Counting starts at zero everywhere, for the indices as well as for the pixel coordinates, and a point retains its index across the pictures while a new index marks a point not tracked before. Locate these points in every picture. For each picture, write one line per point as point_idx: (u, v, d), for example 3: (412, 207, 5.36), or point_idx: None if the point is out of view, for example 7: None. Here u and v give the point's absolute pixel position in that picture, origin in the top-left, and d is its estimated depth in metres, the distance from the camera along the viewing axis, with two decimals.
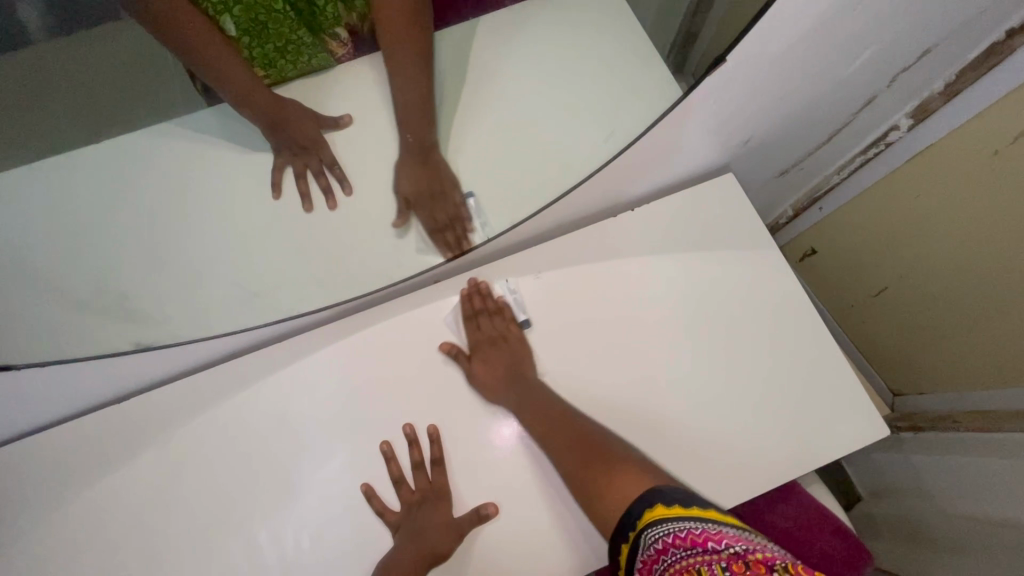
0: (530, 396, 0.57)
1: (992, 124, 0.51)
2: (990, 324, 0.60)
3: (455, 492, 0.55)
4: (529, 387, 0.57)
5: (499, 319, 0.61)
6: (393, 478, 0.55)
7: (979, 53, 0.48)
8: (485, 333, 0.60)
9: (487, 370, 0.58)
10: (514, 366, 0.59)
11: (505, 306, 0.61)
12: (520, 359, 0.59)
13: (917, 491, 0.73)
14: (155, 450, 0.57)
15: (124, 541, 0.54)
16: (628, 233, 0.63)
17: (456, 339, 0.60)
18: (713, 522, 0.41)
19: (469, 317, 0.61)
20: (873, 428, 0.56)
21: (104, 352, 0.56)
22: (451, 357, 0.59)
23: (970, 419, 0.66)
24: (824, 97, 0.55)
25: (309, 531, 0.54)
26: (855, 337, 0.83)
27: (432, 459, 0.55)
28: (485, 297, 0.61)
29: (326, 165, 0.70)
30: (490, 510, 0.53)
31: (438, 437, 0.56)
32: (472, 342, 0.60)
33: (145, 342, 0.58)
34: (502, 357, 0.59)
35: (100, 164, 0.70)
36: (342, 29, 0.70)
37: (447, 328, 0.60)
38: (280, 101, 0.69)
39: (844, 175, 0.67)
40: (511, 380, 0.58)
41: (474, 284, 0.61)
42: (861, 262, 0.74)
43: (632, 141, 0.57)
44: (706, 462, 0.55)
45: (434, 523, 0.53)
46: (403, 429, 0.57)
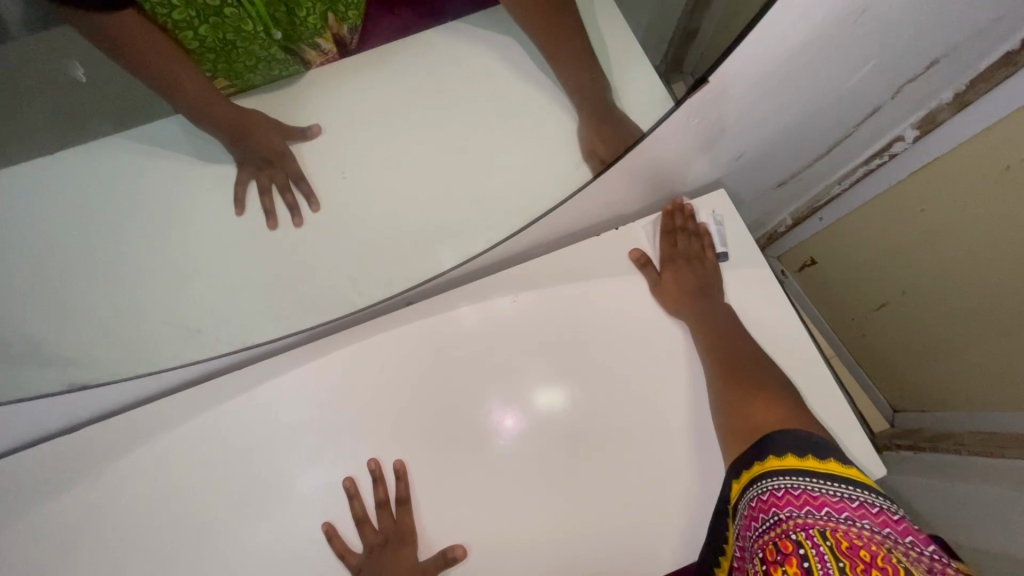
0: (716, 317, 0.59)
1: (1003, 138, 0.55)
2: (1002, 331, 0.66)
3: (416, 533, 0.57)
4: (718, 313, 0.60)
5: (697, 240, 0.63)
6: (356, 517, 0.58)
7: (990, 64, 0.51)
8: (682, 250, 0.62)
9: (677, 282, 0.61)
10: (703, 284, 0.61)
11: (706, 232, 0.62)
12: (708, 278, 0.61)
13: (937, 521, 0.73)
14: (94, 482, 0.60)
15: (72, 564, 0.58)
16: (615, 257, 0.63)
17: (647, 250, 0.64)
18: (760, 489, 0.47)
19: (669, 233, 0.63)
20: (866, 460, 0.56)
21: (45, 393, 0.61)
22: (637, 264, 0.63)
23: (972, 445, 0.73)
24: (825, 108, 0.55)
25: (266, 566, 0.57)
26: (858, 348, 0.92)
27: (397, 499, 0.58)
28: (688, 219, 0.63)
29: (292, 179, 0.78)
30: (459, 552, 0.56)
31: (404, 474, 0.59)
32: (665, 254, 0.63)
33: (81, 382, 0.63)
34: (693, 274, 0.61)
35: (75, 187, 0.80)
36: (323, 41, 0.78)
37: (642, 236, 0.64)
38: (244, 111, 0.77)
39: (845, 186, 0.74)
40: (699, 294, 0.60)
41: (681, 203, 0.63)
42: (868, 278, 0.81)
43: (637, 142, 0.55)
44: None
45: (402, 565, 0.56)
46: (368, 463, 0.59)
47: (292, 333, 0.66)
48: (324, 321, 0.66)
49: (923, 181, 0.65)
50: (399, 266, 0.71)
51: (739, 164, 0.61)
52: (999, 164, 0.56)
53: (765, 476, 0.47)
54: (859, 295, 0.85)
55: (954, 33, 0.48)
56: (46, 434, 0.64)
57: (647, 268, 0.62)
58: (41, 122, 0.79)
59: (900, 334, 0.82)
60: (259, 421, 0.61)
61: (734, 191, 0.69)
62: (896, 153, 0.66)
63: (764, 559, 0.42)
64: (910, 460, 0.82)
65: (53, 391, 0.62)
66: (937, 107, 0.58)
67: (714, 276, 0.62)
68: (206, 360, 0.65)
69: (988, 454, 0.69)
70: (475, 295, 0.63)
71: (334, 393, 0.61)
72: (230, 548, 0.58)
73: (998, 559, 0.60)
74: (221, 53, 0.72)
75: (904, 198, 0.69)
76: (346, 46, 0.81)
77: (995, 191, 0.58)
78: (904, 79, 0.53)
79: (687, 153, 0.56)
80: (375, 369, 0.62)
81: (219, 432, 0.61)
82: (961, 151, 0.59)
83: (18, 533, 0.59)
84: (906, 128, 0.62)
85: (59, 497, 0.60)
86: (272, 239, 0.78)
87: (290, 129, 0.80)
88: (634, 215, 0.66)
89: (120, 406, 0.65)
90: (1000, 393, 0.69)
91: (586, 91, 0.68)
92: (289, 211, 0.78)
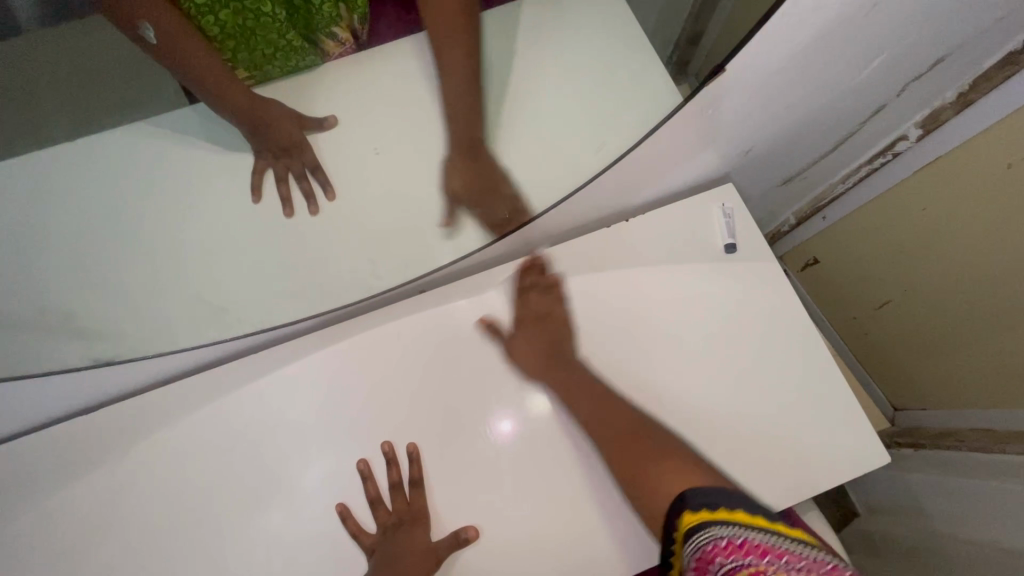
0: (569, 375, 0.61)
1: (1007, 135, 0.56)
2: (1004, 329, 0.67)
3: (430, 514, 0.58)
4: (567, 371, 0.61)
5: (549, 297, 0.64)
6: (369, 498, 0.59)
7: (994, 63, 0.53)
8: (534, 308, 0.64)
9: (528, 346, 0.63)
10: (552, 344, 0.63)
11: (558, 282, 0.64)
12: (558, 336, 0.63)
13: (943, 515, 0.74)
14: (111, 464, 0.60)
15: (85, 548, 0.58)
16: (637, 247, 0.64)
17: (496, 313, 0.64)
18: (714, 531, 0.43)
19: (521, 291, 0.65)
20: (873, 448, 0.57)
21: (66, 368, 0.61)
22: (488, 330, 0.63)
23: (973, 440, 0.74)
24: (833, 104, 0.56)
25: (279, 551, 0.57)
26: (858, 346, 0.94)
27: (410, 480, 0.58)
28: (542, 271, 0.65)
29: (309, 169, 0.80)
30: (471, 533, 0.56)
31: (417, 457, 0.59)
32: (515, 318, 0.64)
33: (103, 358, 0.63)
34: (544, 333, 0.63)
35: (90, 171, 0.80)
36: (340, 30, 0.79)
37: (493, 295, 0.64)
38: (263, 102, 0.79)
39: (848, 185, 0.75)
40: (547, 353, 0.62)
41: (533, 258, 0.65)
42: (870, 277, 0.82)
43: (644, 137, 0.57)
44: (803, 442, 0.57)
45: (416, 543, 0.57)
46: (381, 446, 0.60)
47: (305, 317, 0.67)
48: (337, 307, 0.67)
49: (926, 181, 0.67)
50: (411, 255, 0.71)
51: (746, 159, 0.62)
52: (1000, 162, 0.58)
53: (718, 523, 0.44)
54: (861, 293, 0.86)
55: (962, 30, 0.49)
56: (67, 412, 0.64)
57: (497, 335, 0.63)
58: (73, 102, 0.80)
59: (901, 334, 0.83)
60: (273, 403, 0.61)
61: (740, 186, 0.70)
62: (900, 152, 0.67)
63: None
64: (913, 458, 0.83)
65: (75, 365, 0.62)
66: (940, 106, 0.60)
67: (566, 334, 0.63)
68: (225, 341, 0.65)
69: (992, 448, 0.70)
70: (484, 285, 0.64)
71: (350, 378, 0.62)
72: (243, 531, 0.58)
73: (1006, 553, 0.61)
74: (240, 40, 0.73)
75: (905, 197, 0.70)
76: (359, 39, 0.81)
77: (996, 188, 0.60)
78: (909, 76, 0.54)
79: (696, 149, 0.58)
80: (388, 357, 0.62)
81: (238, 412, 0.61)
82: (965, 149, 0.60)
83: (36, 513, 0.59)
84: (910, 127, 0.64)
85: (79, 475, 0.60)
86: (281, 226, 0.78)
87: (305, 120, 0.81)
88: (641, 210, 0.67)
89: (139, 386, 0.65)
90: (1001, 390, 0.70)
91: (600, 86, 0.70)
92: (306, 199, 0.79)
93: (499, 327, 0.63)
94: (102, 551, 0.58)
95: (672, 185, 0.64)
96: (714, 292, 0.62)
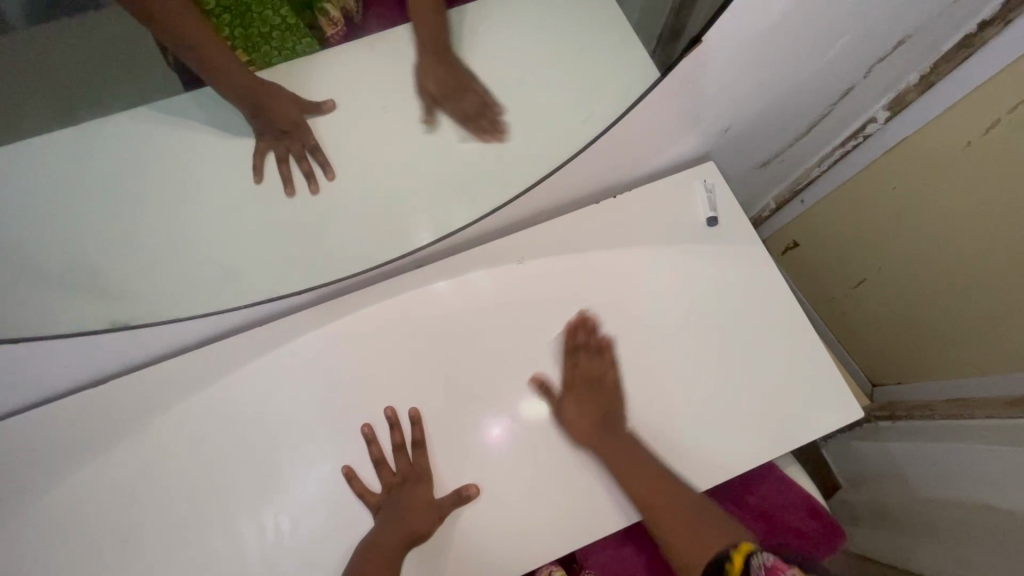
0: (620, 442, 0.60)
1: (964, 115, 0.60)
2: (970, 302, 0.71)
3: (432, 471, 0.60)
4: (619, 437, 0.60)
5: (598, 358, 0.64)
6: (374, 460, 0.61)
7: (953, 45, 0.57)
8: (584, 369, 0.63)
9: (577, 412, 0.62)
10: (603, 412, 0.62)
11: (608, 346, 0.64)
12: (611, 401, 0.62)
13: (926, 479, 0.78)
14: (119, 447, 0.61)
15: (100, 532, 0.59)
16: (626, 222, 0.67)
17: (547, 370, 0.64)
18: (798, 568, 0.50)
19: (569, 352, 0.64)
20: (846, 398, 0.61)
21: (82, 329, 0.59)
22: (540, 390, 0.63)
23: (945, 407, 0.78)
24: (806, 84, 0.59)
25: (289, 515, 0.59)
26: (835, 326, 0.98)
27: (414, 441, 0.61)
28: (589, 332, 0.65)
29: (308, 150, 0.73)
30: (472, 490, 0.59)
31: (419, 420, 0.62)
32: (565, 381, 0.63)
33: (122, 321, 0.61)
34: (594, 399, 0.62)
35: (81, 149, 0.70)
36: (331, 8, 0.76)
37: (546, 351, 0.64)
38: (258, 82, 0.73)
39: (824, 168, 0.79)
40: (597, 425, 0.61)
41: (581, 317, 0.65)
42: (846, 258, 0.87)
43: (627, 110, 0.58)
44: (785, 398, 0.61)
45: (420, 498, 0.59)
46: (384, 411, 0.62)
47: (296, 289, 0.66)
48: (332, 280, 0.67)
49: (895, 161, 0.70)
50: (396, 226, 0.70)
51: (726, 138, 0.66)
52: (961, 141, 0.62)
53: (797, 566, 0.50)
54: (837, 275, 0.90)
55: (923, 12, 0.53)
56: (74, 385, 0.64)
57: (548, 395, 0.62)
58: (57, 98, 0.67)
59: (876, 312, 0.87)
60: (273, 378, 0.63)
61: (720, 166, 0.73)
62: (870, 134, 0.71)
63: None
64: (889, 429, 0.87)
65: (91, 328, 0.59)
66: (904, 89, 0.64)
67: (617, 400, 0.62)
68: (227, 314, 0.64)
69: (961, 415, 0.74)
70: (463, 266, 0.66)
71: (348, 352, 0.64)
72: (257, 502, 0.59)
73: (997, 512, 0.65)
74: (237, 16, 0.70)
75: (876, 179, 0.74)
76: (352, 19, 0.79)
77: (956, 167, 0.64)
78: (874, 59, 0.58)
79: (678, 127, 0.61)
80: (387, 330, 0.64)
81: (241, 390, 0.63)
82: (929, 128, 0.64)
83: (42, 500, 0.60)
84: (877, 110, 0.68)
85: (84, 461, 0.61)
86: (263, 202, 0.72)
87: (303, 102, 0.75)
88: (625, 187, 0.70)
89: (143, 360, 0.66)
90: (967, 360, 0.75)
91: (572, 56, 0.69)
92: (305, 177, 0.73)
93: (552, 387, 0.63)
94: (117, 534, 0.59)
95: (653, 165, 0.67)
96: (698, 265, 0.66)
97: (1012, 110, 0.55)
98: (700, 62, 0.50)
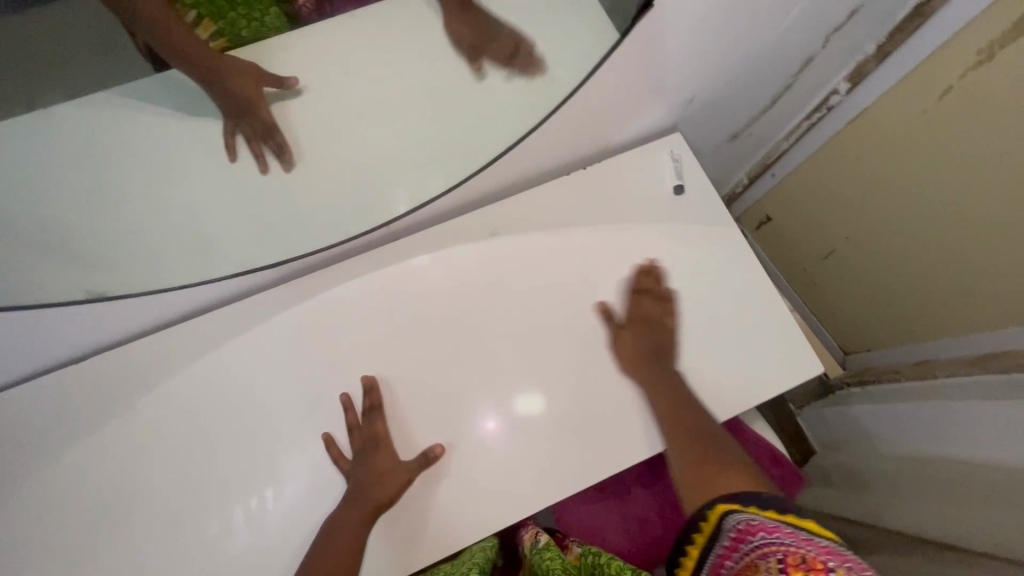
0: (663, 382, 0.62)
1: (917, 85, 0.63)
2: (929, 267, 0.74)
3: (390, 438, 0.62)
4: (665, 375, 0.62)
5: (659, 304, 0.65)
6: (349, 426, 0.63)
7: (905, 14, 0.59)
8: (644, 312, 0.65)
9: (632, 341, 0.64)
10: (658, 348, 0.64)
11: (669, 296, 0.66)
12: (664, 343, 0.64)
13: (899, 437, 0.81)
14: (108, 428, 0.63)
15: (96, 508, 0.61)
16: (597, 195, 0.69)
17: (611, 303, 0.67)
18: (751, 516, 0.47)
19: (632, 294, 0.66)
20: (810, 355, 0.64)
21: (65, 299, 0.60)
22: (603, 318, 0.66)
23: (911, 371, 0.82)
24: (766, 54, 0.61)
25: (275, 487, 0.61)
26: (807, 297, 1.01)
27: (373, 405, 0.63)
28: (658, 281, 0.66)
29: (273, 131, 0.71)
30: (438, 451, 0.61)
31: (375, 387, 0.64)
32: (627, 316, 0.66)
33: (100, 290, 0.62)
34: (651, 338, 0.64)
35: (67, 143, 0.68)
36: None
37: (611, 289, 0.67)
38: (216, 58, 0.66)
39: (791, 142, 0.81)
40: (653, 358, 0.63)
41: (649, 263, 0.67)
42: (813, 230, 0.89)
43: (583, 81, 0.58)
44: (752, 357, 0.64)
45: (382, 464, 0.60)
46: (360, 378, 0.64)
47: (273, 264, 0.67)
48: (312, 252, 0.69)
49: (853, 132, 0.73)
50: (371, 203, 0.71)
51: (692, 108, 0.68)
52: (916, 109, 0.64)
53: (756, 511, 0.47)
54: (807, 247, 0.93)
55: None
56: (62, 359, 0.67)
57: (608, 324, 0.65)
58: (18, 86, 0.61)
59: (844, 280, 0.90)
60: (257, 355, 0.65)
61: (689, 138, 0.75)
62: (834, 106, 0.73)
63: (783, 562, 0.41)
64: (859, 393, 0.91)
65: (76, 299, 0.61)
66: (863, 59, 0.66)
67: (669, 342, 0.64)
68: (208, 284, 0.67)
69: (925, 376, 0.78)
70: (440, 241, 0.68)
71: (328, 327, 0.65)
72: (251, 473, 0.61)
73: (965, 465, 0.68)
74: None
75: (838, 150, 0.76)
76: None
77: (912, 134, 0.66)
78: (829, 28, 0.60)
79: (644, 96, 0.62)
80: (367, 303, 0.66)
81: (224, 367, 0.64)
82: (886, 98, 0.67)
83: (35, 481, 0.61)
84: (839, 81, 0.70)
85: (75, 441, 0.62)
86: (235, 182, 0.71)
87: (263, 78, 0.69)
88: (593, 159, 0.72)
89: (128, 334, 0.68)
90: (928, 325, 0.78)
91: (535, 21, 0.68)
92: (275, 156, 0.71)
93: (613, 317, 0.66)
94: (112, 512, 0.61)
95: (626, 136, 0.69)
96: (667, 233, 0.67)
97: (962, 76, 0.58)
98: (656, 26, 0.51)
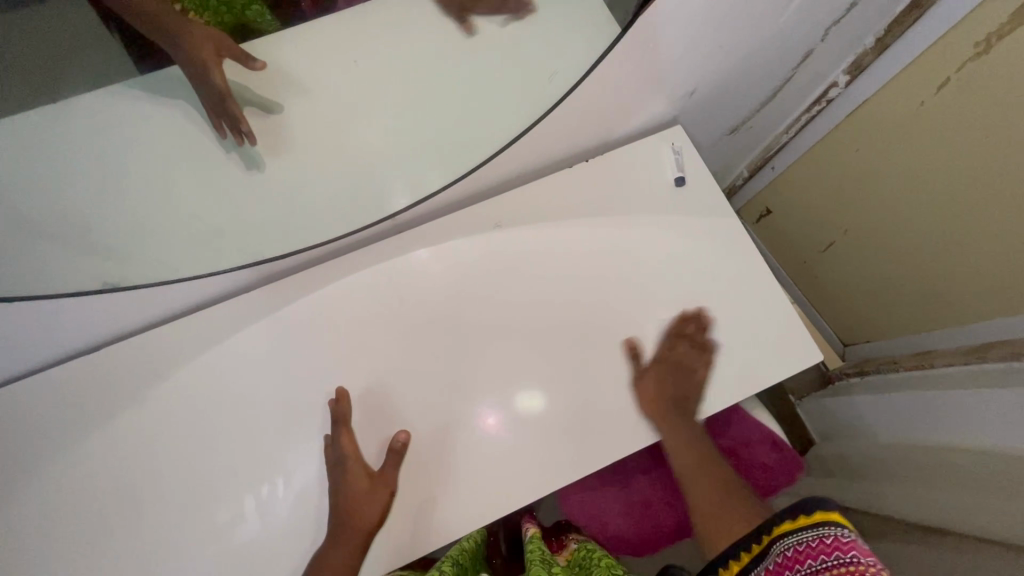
0: (686, 427, 0.62)
1: (916, 77, 0.63)
2: (930, 258, 0.75)
3: (360, 453, 0.62)
4: (690, 421, 0.62)
5: (695, 352, 0.64)
6: (327, 442, 0.62)
7: (903, 7, 0.60)
8: (680, 356, 0.64)
9: (655, 384, 0.63)
10: (681, 395, 0.63)
11: (709, 346, 0.65)
12: (689, 389, 0.63)
13: (897, 429, 0.81)
14: (118, 419, 0.64)
15: (109, 498, 0.62)
16: (599, 187, 0.70)
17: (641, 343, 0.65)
18: (801, 537, 0.45)
19: (670, 337, 0.65)
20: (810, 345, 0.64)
21: (74, 289, 0.60)
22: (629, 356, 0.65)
23: (909, 360, 0.82)
24: (765, 47, 0.62)
25: (285, 478, 0.62)
26: (808, 289, 1.02)
27: (342, 418, 0.63)
28: (695, 330, 0.65)
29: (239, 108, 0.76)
30: (402, 439, 0.62)
31: (345, 398, 0.64)
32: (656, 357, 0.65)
33: (112, 281, 0.63)
34: (680, 382, 0.63)
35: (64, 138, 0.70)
36: None
37: (647, 329, 0.66)
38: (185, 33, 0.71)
39: (791, 134, 0.82)
40: (675, 403, 0.63)
41: (696, 313, 0.66)
42: (814, 223, 0.90)
43: (584, 75, 0.59)
44: (752, 348, 0.65)
45: (356, 486, 0.60)
46: (335, 391, 0.64)
47: (278, 257, 0.68)
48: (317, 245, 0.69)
49: (853, 124, 0.73)
50: (374, 197, 0.72)
51: (692, 101, 0.68)
52: (915, 102, 0.65)
53: (804, 530, 0.45)
54: (808, 239, 0.94)
55: None
56: (74, 349, 0.67)
57: (634, 363, 0.64)
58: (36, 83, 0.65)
59: (845, 272, 0.90)
60: (264, 347, 0.66)
61: (690, 131, 0.76)
62: (833, 99, 0.74)
63: None
64: (859, 383, 0.91)
65: (86, 288, 0.61)
66: (861, 52, 0.67)
67: (696, 389, 0.64)
68: (216, 275, 0.66)
69: (923, 366, 0.78)
70: (444, 233, 0.69)
71: (334, 319, 0.66)
72: (260, 463, 0.63)
73: (963, 453, 0.69)
74: None
75: (839, 143, 0.77)
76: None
77: (912, 126, 0.67)
78: (828, 22, 0.61)
79: (645, 89, 0.63)
80: (371, 295, 0.67)
81: (232, 358, 0.65)
82: (886, 90, 0.67)
83: (48, 470, 0.63)
84: (838, 74, 0.71)
85: (88, 432, 0.63)
86: None
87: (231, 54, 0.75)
88: (594, 152, 0.72)
89: (139, 325, 0.68)
90: (929, 315, 0.79)
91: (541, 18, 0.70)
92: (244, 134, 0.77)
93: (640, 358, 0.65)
94: (124, 501, 0.62)
95: (628, 129, 0.70)
96: (670, 224, 0.68)
97: (960, 68, 0.58)
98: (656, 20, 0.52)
